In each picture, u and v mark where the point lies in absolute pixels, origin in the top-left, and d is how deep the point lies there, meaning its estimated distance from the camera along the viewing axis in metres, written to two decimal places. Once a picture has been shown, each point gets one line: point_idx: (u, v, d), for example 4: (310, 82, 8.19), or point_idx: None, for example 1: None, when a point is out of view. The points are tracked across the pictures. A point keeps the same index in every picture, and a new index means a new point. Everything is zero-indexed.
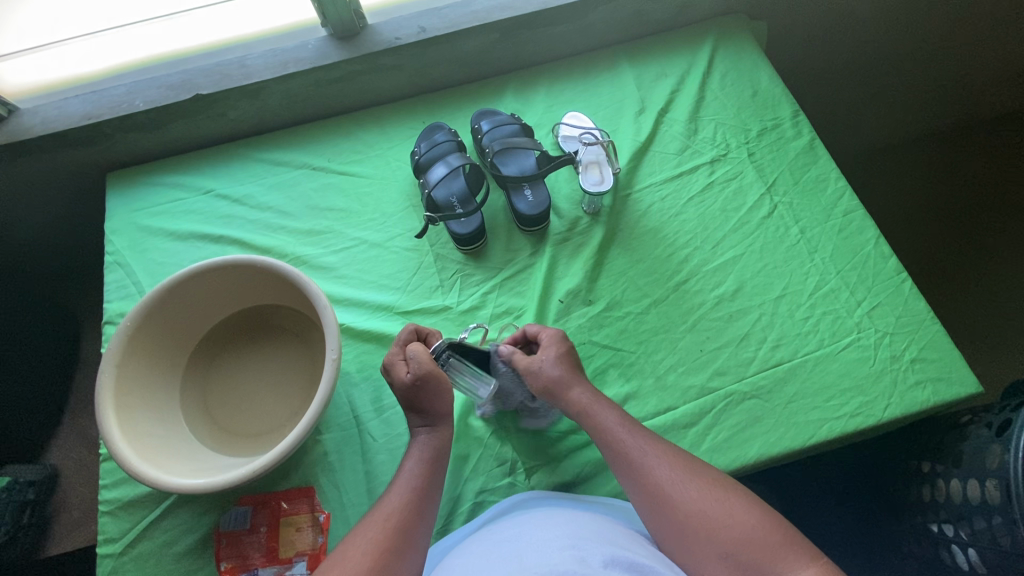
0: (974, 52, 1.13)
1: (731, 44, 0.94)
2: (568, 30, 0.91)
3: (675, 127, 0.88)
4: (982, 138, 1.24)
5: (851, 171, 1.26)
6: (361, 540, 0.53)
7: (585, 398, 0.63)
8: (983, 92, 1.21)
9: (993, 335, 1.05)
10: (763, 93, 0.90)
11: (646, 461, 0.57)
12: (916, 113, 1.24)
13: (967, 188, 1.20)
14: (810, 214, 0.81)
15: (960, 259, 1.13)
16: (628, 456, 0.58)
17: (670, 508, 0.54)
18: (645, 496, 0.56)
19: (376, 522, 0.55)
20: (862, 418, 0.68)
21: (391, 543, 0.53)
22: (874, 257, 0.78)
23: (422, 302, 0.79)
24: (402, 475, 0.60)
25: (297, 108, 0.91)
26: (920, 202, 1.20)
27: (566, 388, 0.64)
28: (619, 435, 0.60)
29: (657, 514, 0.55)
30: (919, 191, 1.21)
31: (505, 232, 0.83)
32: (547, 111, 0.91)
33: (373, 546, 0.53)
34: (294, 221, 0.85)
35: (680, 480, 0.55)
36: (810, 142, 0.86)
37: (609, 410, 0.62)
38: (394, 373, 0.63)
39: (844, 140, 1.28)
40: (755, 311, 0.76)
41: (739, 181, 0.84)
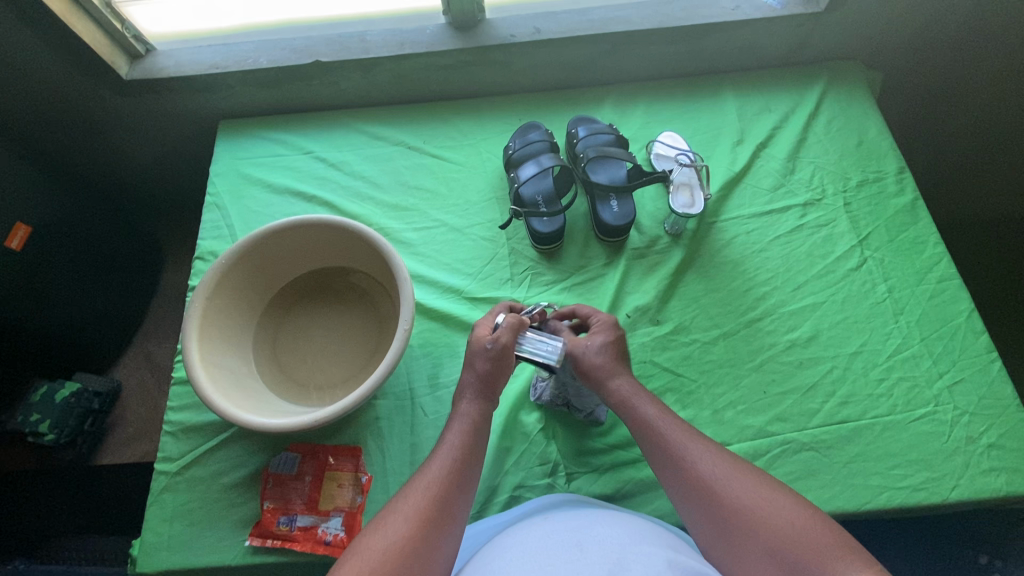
0: None
1: (843, 89, 0.92)
2: (679, 51, 0.91)
3: (772, 163, 0.87)
4: None
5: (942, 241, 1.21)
6: (402, 508, 0.53)
7: (625, 388, 0.62)
8: None
9: None
10: (870, 144, 0.88)
11: (686, 457, 0.55)
12: None
13: None
14: (900, 274, 0.78)
15: None
16: (670, 451, 0.56)
17: (713, 506, 0.51)
18: (684, 491, 0.54)
19: (416, 492, 0.55)
20: (927, 494, 0.65)
21: (434, 509, 0.53)
22: (964, 330, 0.74)
23: (491, 292, 0.80)
24: (443, 445, 0.60)
25: (404, 87, 0.94)
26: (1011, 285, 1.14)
27: (609, 374, 0.63)
28: (661, 428, 0.58)
29: (698, 510, 0.52)
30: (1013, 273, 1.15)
31: (583, 239, 0.84)
32: (644, 127, 0.91)
33: (415, 513, 0.52)
34: (382, 194, 0.88)
35: (723, 476, 0.53)
36: (913, 201, 0.83)
37: (651, 405, 0.60)
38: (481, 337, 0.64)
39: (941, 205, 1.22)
40: (827, 363, 0.73)
41: (831, 229, 0.82)
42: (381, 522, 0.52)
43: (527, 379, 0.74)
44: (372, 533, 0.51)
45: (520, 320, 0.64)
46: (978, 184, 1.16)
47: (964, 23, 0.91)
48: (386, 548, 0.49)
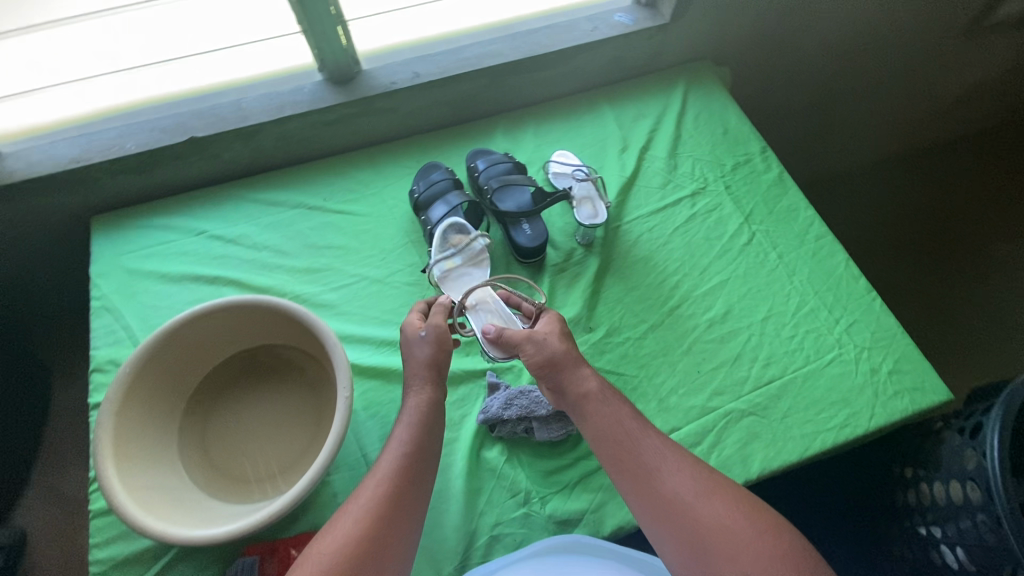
0: (901, 95, 1.31)
1: (700, 87, 1.03)
2: (553, 75, 0.97)
3: (656, 163, 0.95)
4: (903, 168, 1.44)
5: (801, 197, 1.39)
6: (349, 515, 0.56)
7: (593, 385, 0.65)
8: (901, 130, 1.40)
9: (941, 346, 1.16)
10: (733, 131, 0.98)
11: (655, 463, 0.60)
12: (855, 150, 1.40)
13: (895, 215, 1.36)
14: (785, 240, 0.88)
15: (899, 276, 1.27)
16: (638, 456, 0.60)
17: (671, 510, 0.57)
18: (650, 493, 0.58)
19: (368, 491, 0.58)
20: (852, 428, 0.73)
21: (383, 513, 0.56)
22: (846, 277, 0.85)
23: None
24: (390, 442, 0.63)
25: (292, 148, 0.92)
26: (863, 224, 1.34)
27: (566, 364, 0.66)
28: (630, 433, 0.62)
29: (662, 518, 0.57)
30: (861, 214, 1.36)
31: (504, 264, 0.85)
32: (537, 150, 0.96)
33: (369, 523, 0.55)
34: (292, 260, 0.85)
35: (694, 495, 0.57)
36: (779, 175, 0.94)
37: (620, 406, 0.64)
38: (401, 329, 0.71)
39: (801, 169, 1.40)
40: (744, 332, 0.81)
41: (719, 213, 0.91)
42: (334, 528, 0.55)
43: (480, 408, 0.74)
44: (321, 542, 0.54)
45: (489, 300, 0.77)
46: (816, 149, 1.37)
47: (783, 19, 1.05)
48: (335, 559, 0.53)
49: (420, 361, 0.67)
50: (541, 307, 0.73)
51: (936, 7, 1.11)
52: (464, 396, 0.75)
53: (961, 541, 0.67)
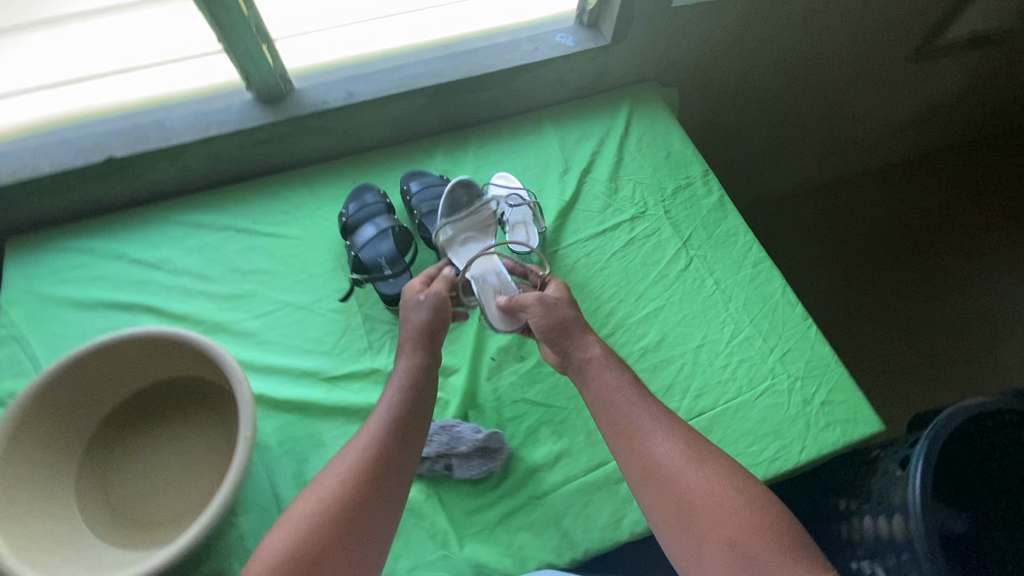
0: (836, 126, 1.35)
1: (646, 109, 1.02)
2: (495, 95, 0.95)
3: (598, 187, 0.94)
4: (839, 195, 1.51)
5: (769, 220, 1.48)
6: (333, 473, 0.57)
7: (596, 352, 0.69)
8: (838, 159, 1.47)
9: (866, 380, 1.24)
10: (676, 155, 0.97)
11: (647, 431, 0.61)
12: (794, 176, 1.46)
13: (831, 242, 1.43)
14: (722, 266, 0.87)
15: (833, 304, 1.34)
16: (631, 423, 0.62)
17: (659, 479, 0.57)
18: (640, 461, 0.59)
19: (345, 460, 0.58)
20: (782, 462, 0.71)
21: (368, 476, 0.57)
22: (782, 304, 0.84)
23: (348, 367, 0.76)
24: (381, 407, 0.63)
25: (221, 168, 0.89)
26: (798, 252, 1.41)
27: (572, 328, 0.70)
28: (625, 401, 0.64)
29: (650, 486, 0.58)
30: (796, 242, 1.43)
31: None
32: (477, 172, 0.94)
33: (354, 486, 0.56)
34: (214, 286, 0.82)
35: (687, 463, 0.58)
36: (720, 199, 0.93)
37: (619, 373, 0.66)
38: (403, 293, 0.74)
39: (742, 194, 1.45)
40: (678, 361, 0.79)
41: (658, 237, 0.89)
42: (315, 489, 0.56)
43: None
44: (303, 501, 0.55)
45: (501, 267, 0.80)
46: (759, 173, 1.40)
47: (731, 42, 1.04)
48: (317, 517, 0.53)
49: (414, 329, 0.69)
50: (547, 278, 0.77)
51: (876, 33, 1.13)
52: None
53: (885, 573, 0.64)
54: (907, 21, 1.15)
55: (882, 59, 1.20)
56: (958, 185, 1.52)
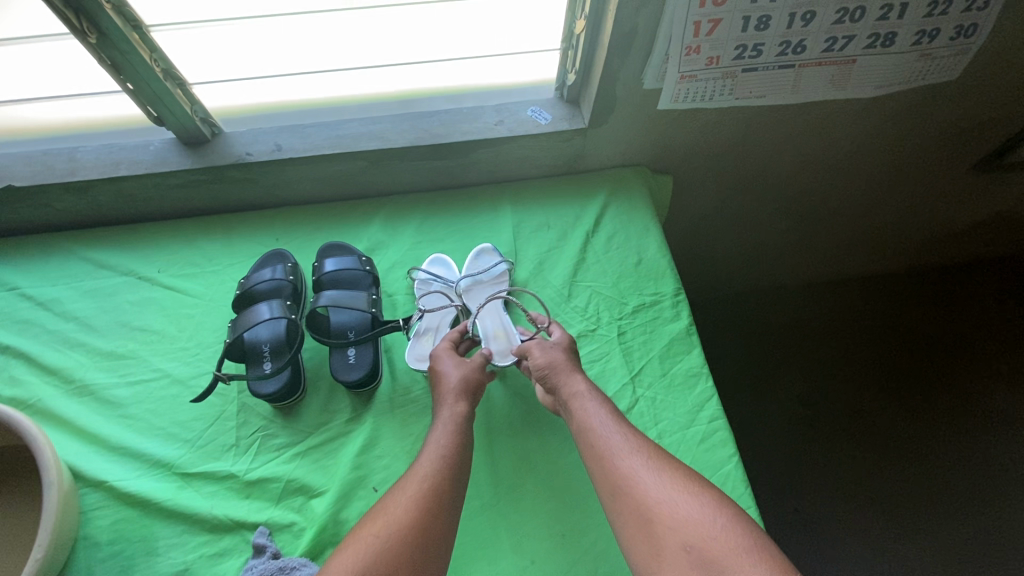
0: (820, 234, 1.26)
1: (624, 201, 0.88)
2: (449, 165, 0.84)
3: (548, 291, 0.81)
4: (812, 300, 1.45)
5: (782, 305, 1.44)
6: (399, 498, 0.53)
7: (578, 387, 0.66)
8: (815, 264, 1.39)
9: (790, 507, 1.17)
10: (648, 263, 0.83)
11: (619, 455, 0.57)
12: (767, 275, 1.39)
13: (790, 349, 1.37)
14: (670, 416, 0.72)
15: (775, 417, 1.28)
16: (604, 448, 0.59)
17: (631, 504, 0.53)
18: (613, 485, 0.56)
19: (411, 486, 0.55)
20: None
21: (427, 502, 0.53)
22: (733, 479, 0.67)
23: (207, 464, 0.68)
24: (430, 443, 0.60)
25: (136, 206, 0.81)
26: (751, 355, 1.36)
27: (564, 368, 0.68)
28: (599, 426, 0.61)
29: (627, 518, 0.53)
30: (750, 343, 1.38)
31: (328, 386, 0.73)
32: (414, 250, 0.83)
33: (404, 514, 0.52)
34: (97, 339, 0.75)
35: (660, 480, 0.54)
36: (688, 328, 0.78)
37: (597, 399, 0.64)
38: (432, 357, 0.72)
39: (703, 288, 1.41)
40: (591, 535, 0.65)
41: (602, 365, 0.76)
42: (380, 515, 0.52)
43: (237, 568, 0.62)
44: (370, 526, 0.51)
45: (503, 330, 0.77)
46: (734, 265, 1.33)
47: (738, 137, 0.89)
48: (377, 543, 0.49)
49: (450, 381, 0.67)
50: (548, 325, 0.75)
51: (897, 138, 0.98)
52: (227, 547, 0.64)
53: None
54: (940, 132, 0.99)
55: (884, 170, 1.08)
56: (999, 298, 1.41)
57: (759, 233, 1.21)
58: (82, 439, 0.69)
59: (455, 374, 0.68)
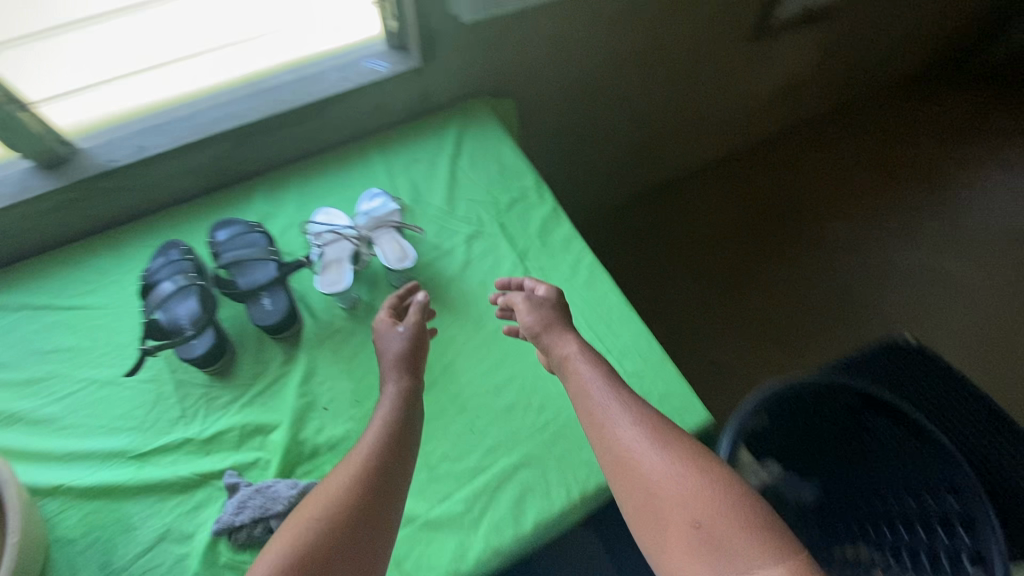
0: (658, 136, 1.50)
1: (476, 125, 1.00)
2: (310, 129, 0.92)
3: (432, 210, 0.90)
4: (673, 195, 1.71)
5: (652, 206, 1.68)
6: (339, 477, 0.58)
7: (566, 351, 0.68)
8: (665, 167, 1.65)
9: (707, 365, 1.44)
10: (509, 166, 0.95)
11: (617, 422, 0.59)
12: (630, 184, 1.63)
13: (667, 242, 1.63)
14: (558, 275, 0.86)
15: (673, 299, 1.54)
16: (597, 411, 0.60)
17: (628, 470, 0.55)
18: (610, 451, 0.58)
19: (350, 466, 0.59)
20: None
21: (361, 483, 0.57)
22: (615, 304, 0.84)
23: (159, 440, 0.72)
24: (375, 422, 0.64)
25: (11, 243, 0.82)
26: (641, 256, 1.60)
27: (549, 326, 0.71)
28: (596, 392, 0.62)
29: (626, 486, 0.55)
30: (638, 245, 1.62)
31: (255, 341, 0.79)
32: (300, 209, 0.90)
33: (341, 494, 0.56)
34: (9, 372, 0.76)
35: (656, 450, 0.55)
36: (554, 207, 0.92)
37: (589, 363, 0.65)
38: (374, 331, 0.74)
39: (584, 210, 1.62)
40: (519, 381, 0.78)
41: (495, 255, 0.87)
42: (313, 499, 0.56)
43: (217, 508, 0.68)
44: (307, 506, 0.55)
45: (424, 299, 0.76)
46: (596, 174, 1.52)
47: (551, 50, 1.05)
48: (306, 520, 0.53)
49: (392, 356, 0.70)
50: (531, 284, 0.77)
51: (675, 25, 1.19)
52: (202, 500, 0.69)
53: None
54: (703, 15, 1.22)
55: (680, 57, 1.29)
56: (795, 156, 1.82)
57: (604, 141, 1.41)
58: (23, 460, 0.70)
59: (396, 346, 0.71)
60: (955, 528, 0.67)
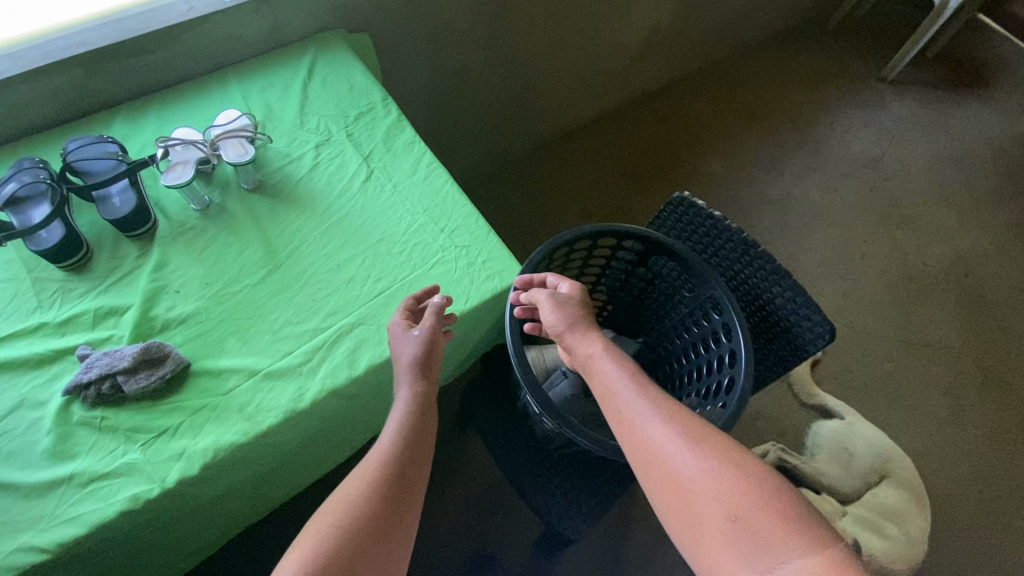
0: (532, 86, 1.70)
1: (329, 53, 1.09)
2: (165, 57, 1.00)
3: (283, 125, 0.99)
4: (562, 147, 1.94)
5: (543, 157, 1.92)
6: (364, 475, 0.66)
7: (588, 350, 0.75)
8: (550, 117, 1.87)
9: None
10: (358, 86, 1.05)
11: (645, 422, 0.65)
12: (520, 135, 1.85)
13: (559, 187, 1.86)
14: (399, 172, 0.95)
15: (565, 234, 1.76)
16: (624, 417, 0.67)
17: (656, 466, 0.62)
18: (638, 452, 0.64)
19: (372, 462, 0.67)
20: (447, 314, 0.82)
21: (388, 484, 0.65)
22: (451, 192, 0.93)
23: (15, 327, 0.78)
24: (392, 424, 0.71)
25: None
26: (535, 200, 1.82)
27: (571, 329, 0.77)
28: (621, 392, 0.69)
29: (650, 469, 0.62)
30: (532, 192, 1.84)
31: (111, 241, 0.86)
32: (158, 130, 0.97)
33: (371, 489, 0.64)
34: None
35: (690, 456, 0.61)
36: (398, 117, 1.01)
37: (611, 364, 0.72)
38: (390, 335, 0.77)
39: (478, 158, 1.81)
40: (358, 257, 0.86)
41: (341, 158, 0.96)
42: (344, 493, 0.64)
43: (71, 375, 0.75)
44: (341, 495, 0.64)
45: (444, 301, 0.77)
46: (477, 119, 1.65)
47: None
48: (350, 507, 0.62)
49: (405, 359, 0.74)
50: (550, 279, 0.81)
51: None
52: (57, 373, 0.75)
53: (795, 300, 0.77)
54: None
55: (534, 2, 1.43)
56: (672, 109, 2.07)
57: (478, 85, 1.55)
58: None
59: (411, 350, 0.74)
60: (721, 338, 0.79)
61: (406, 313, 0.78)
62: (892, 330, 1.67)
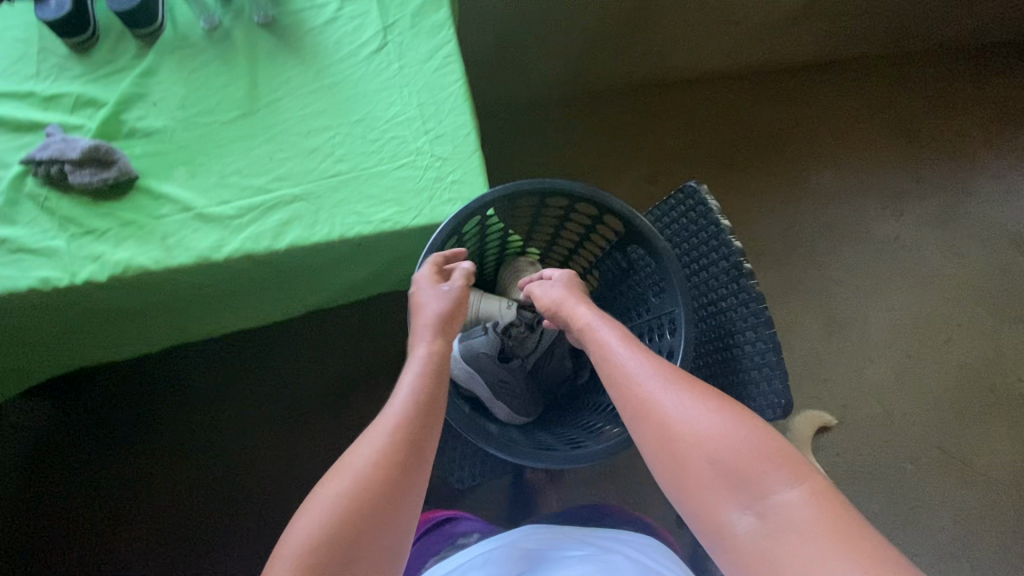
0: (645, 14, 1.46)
1: None
2: None
3: None
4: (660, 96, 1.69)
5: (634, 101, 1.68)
6: (376, 444, 0.56)
7: (586, 320, 0.68)
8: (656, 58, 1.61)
9: None
10: None
11: (636, 376, 0.59)
12: (617, 67, 1.61)
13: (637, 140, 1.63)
14: (413, 54, 0.85)
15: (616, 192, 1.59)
16: (616, 374, 0.60)
17: (645, 416, 0.56)
18: (628, 404, 0.58)
19: (387, 431, 0.57)
20: (388, 222, 0.75)
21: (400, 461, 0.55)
22: (456, 95, 0.83)
23: (10, 88, 0.81)
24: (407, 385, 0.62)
25: None
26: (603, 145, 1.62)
27: (566, 305, 0.71)
28: (614, 347, 0.63)
29: (641, 422, 0.56)
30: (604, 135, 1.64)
31: (116, 34, 0.85)
32: None
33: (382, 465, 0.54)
34: None
35: (682, 405, 0.55)
36: None
37: (610, 329, 0.66)
38: (414, 284, 0.70)
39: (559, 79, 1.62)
40: (331, 131, 0.80)
41: (361, 20, 0.87)
42: (350, 467, 0.55)
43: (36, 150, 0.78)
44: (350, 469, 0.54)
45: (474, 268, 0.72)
46: (568, 33, 1.46)
47: None
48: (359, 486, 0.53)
49: (429, 315, 0.69)
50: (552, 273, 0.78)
51: None
52: (26, 143, 0.78)
53: (763, 356, 0.64)
54: None
55: None
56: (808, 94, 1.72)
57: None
58: None
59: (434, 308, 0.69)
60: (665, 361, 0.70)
61: (439, 269, 0.71)
62: (935, 433, 1.40)
